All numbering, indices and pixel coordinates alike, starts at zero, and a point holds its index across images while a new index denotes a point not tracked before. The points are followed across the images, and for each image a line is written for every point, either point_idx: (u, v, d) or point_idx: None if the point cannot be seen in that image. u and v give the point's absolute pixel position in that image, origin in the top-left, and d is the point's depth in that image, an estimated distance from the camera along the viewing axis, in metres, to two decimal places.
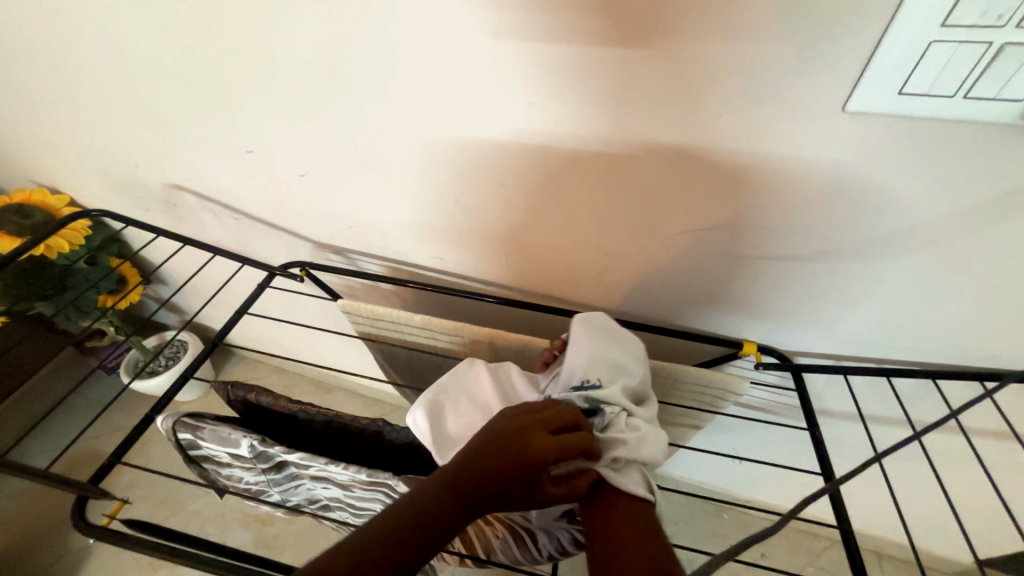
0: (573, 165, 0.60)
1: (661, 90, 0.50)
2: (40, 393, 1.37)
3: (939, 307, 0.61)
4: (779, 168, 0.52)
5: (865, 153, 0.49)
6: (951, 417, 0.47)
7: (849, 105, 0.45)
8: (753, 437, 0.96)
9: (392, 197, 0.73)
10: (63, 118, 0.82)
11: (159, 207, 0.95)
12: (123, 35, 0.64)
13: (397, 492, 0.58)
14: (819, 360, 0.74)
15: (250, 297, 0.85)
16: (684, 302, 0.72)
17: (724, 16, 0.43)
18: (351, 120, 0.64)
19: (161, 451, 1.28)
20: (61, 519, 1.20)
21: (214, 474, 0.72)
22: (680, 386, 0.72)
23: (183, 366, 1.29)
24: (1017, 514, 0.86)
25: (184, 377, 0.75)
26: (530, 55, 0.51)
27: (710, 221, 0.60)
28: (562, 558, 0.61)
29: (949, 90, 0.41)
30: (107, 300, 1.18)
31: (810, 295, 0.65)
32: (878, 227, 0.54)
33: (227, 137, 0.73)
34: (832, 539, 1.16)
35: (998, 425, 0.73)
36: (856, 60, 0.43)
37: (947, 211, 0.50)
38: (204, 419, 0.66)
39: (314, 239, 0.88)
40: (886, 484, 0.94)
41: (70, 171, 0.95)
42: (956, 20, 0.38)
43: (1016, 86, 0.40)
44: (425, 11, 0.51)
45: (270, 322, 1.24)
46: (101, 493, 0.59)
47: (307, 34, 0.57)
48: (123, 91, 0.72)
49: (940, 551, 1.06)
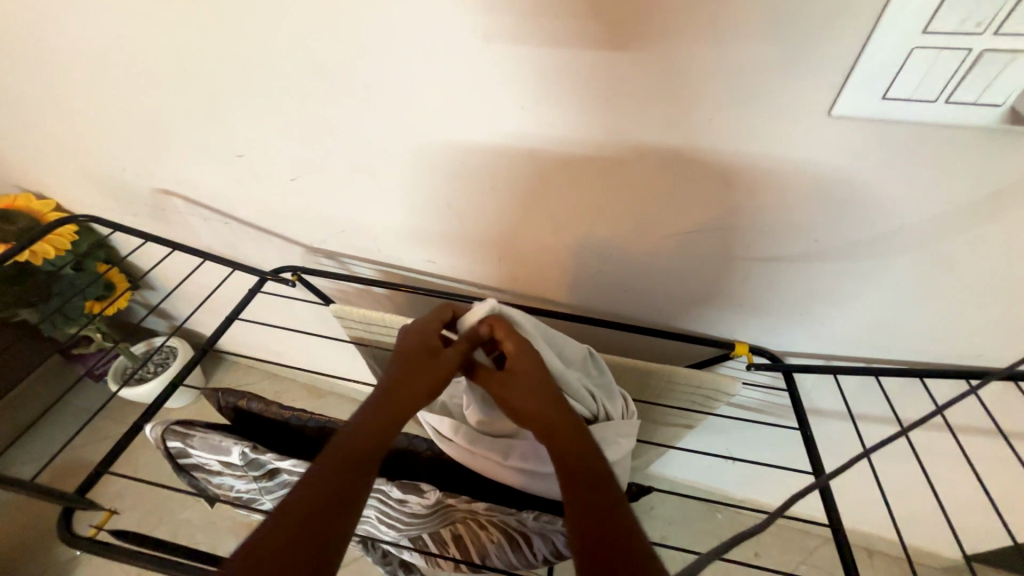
0: (565, 169, 0.60)
1: (650, 93, 0.50)
2: (24, 402, 1.34)
3: (925, 308, 0.62)
4: (767, 170, 0.53)
5: (852, 156, 0.49)
6: (929, 420, 0.45)
7: (834, 110, 0.46)
8: (745, 437, 0.97)
9: (385, 201, 0.73)
10: (48, 123, 0.80)
11: (147, 212, 0.94)
12: (110, 39, 0.63)
13: (392, 497, 0.60)
14: (809, 360, 0.75)
15: (241, 302, 0.83)
16: (678, 303, 0.73)
17: (714, 18, 0.43)
18: (345, 124, 0.64)
19: (150, 459, 1.27)
20: (47, 530, 1.18)
21: (204, 483, 0.71)
22: (673, 386, 0.72)
23: (172, 373, 1.28)
24: (1003, 509, 0.87)
25: (175, 383, 0.74)
26: (521, 58, 0.51)
27: (701, 223, 0.61)
28: (557, 562, 0.62)
29: (932, 94, 0.42)
30: (94, 306, 1.18)
31: (798, 295, 0.66)
32: (865, 229, 0.55)
33: (218, 142, 0.73)
34: (824, 536, 1.17)
35: (985, 422, 0.74)
36: (842, 63, 0.43)
37: (933, 213, 0.51)
38: (194, 426, 0.65)
39: (306, 244, 0.87)
40: (877, 482, 0.95)
41: (55, 176, 0.94)
42: (937, 27, 0.38)
43: (996, 91, 0.41)
44: (417, 17, 0.51)
45: (263, 327, 1.23)
46: (88, 504, 0.58)
47: (297, 38, 0.57)
48: (109, 95, 0.71)
49: (929, 548, 1.07)
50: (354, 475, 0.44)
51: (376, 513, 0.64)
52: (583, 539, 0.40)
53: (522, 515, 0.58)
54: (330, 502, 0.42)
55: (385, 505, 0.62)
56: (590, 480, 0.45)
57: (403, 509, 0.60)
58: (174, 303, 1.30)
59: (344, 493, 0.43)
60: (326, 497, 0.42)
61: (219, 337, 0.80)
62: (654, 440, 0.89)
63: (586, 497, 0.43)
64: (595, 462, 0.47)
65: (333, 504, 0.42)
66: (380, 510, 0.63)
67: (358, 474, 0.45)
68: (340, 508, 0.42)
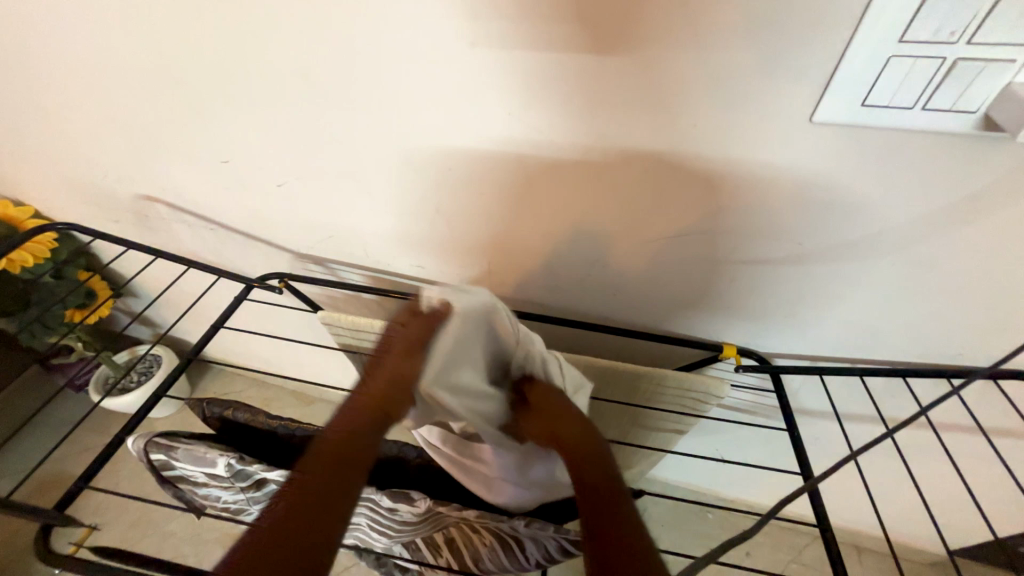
0: (551, 173, 0.60)
1: (635, 97, 0.50)
2: (1, 415, 1.31)
3: (906, 310, 0.63)
4: (751, 174, 0.54)
5: (830, 161, 0.50)
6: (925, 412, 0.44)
7: (815, 116, 0.47)
8: (734, 439, 0.98)
9: (373, 207, 0.73)
10: (25, 127, 0.79)
11: (130, 220, 0.93)
12: (89, 43, 0.62)
13: (383, 506, 0.59)
14: (795, 361, 0.75)
15: (227, 310, 0.80)
16: (664, 306, 0.73)
17: (692, 27, 0.44)
18: (330, 129, 0.64)
19: (134, 471, 1.24)
20: (26, 547, 1.15)
21: (190, 494, 0.70)
22: (663, 391, 0.73)
23: (157, 382, 1.25)
24: (985, 504, 0.89)
25: (159, 393, 0.72)
26: (505, 63, 0.51)
27: (687, 228, 0.61)
28: (550, 566, 0.61)
29: (908, 101, 0.43)
30: (75, 314, 1.15)
31: (783, 298, 0.66)
32: (847, 231, 0.56)
33: (200, 148, 0.72)
34: (813, 536, 1.18)
35: (965, 419, 0.75)
36: (824, 70, 0.44)
37: (910, 216, 0.52)
38: (178, 438, 0.64)
39: (293, 250, 0.87)
40: (863, 479, 0.97)
41: (33, 182, 0.92)
42: (912, 36, 0.39)
43: (969, 99, 0.42)
44: (402, 24, 0.51)
45: (249, 334, 1.21)
46: (67, 520, 0.57)
47: (281, 45, 0.56)
48: (89, 101, 0.70)
49: (915, 543, 1.09)
50: (311, 518, 0.39)
51: (366, 520, 0.63)
52: (591, 549, 0.42)
53: (513, 521, 0.57)
54: (303, 517, 0.39)
55: (375, 513, 0.61)
56: (581, 439, 0.48)
57: (394, 517, 0.60)
58: (159, 310, 1.28)
59: (305, 529, 0.38)
60: (291, 535, 0.37)
61: (204, 346, 0.77)
62: (644, 443, 0.89)
63: (599, 505, 0.44)
64: (575, 426, 0.49)
65: (307, 517, 0.39)
66: (370, 518, 0.62)
67: (317, 513, 0.39)
68: (301, 573, 0.36)
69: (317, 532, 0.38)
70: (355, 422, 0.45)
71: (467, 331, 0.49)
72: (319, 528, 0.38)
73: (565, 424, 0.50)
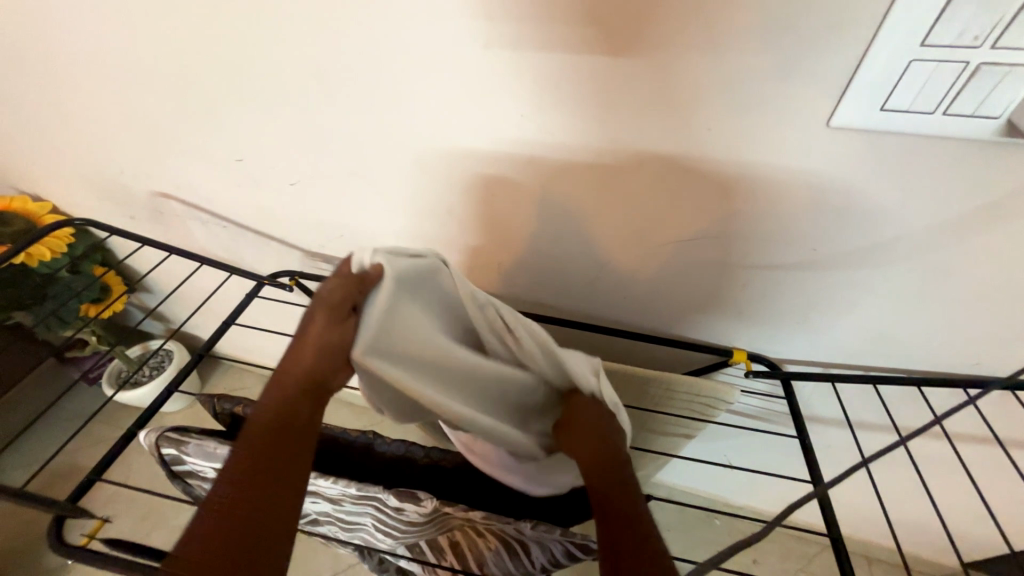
0: (562, 175, 0.60)
1: (648, 99, 0.50)
2: (17, 406, 1.33)
3: (922, 317, 0.62)
4: (765, 178, 0.53)
5: (846, 165, 0.50)
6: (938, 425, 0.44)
7: (832, 120, 0.46)
8: (743, 445, 0.97)
9: (385, 207, 0.73)
10: (45, 124, 0.80)
11: (145, 216, 0.94)
12: (109, 42, 0.63)
13: (389, 505, 0.59)
14: (807, 367, 0.74)
15: (236, 308, 0.80)
16: (674, 309, 0.73)
17: (707, 30, 0.44)
18: (342, 129, 0.64)
19: (145, 464, 1.26)
20: (38, 537, 1.17)
21: (199, 489, 0.70)
22: (672, 395, 0.72)
23: (169, 377, 1.27)
24: (1000, 517, 0.87)
25: (169, 388, 0.73)
26: (518, 64, 0.51)
27: (699, 231, 0.61)
28: (554, 571, 0.61)
29: (929, 106, 0.42)
30: (89, 309, 1.17)
31: (796, 304, 0.66)
32: (862, 237, 0.55)
33: (215, 146, 0.73)
34: (822, 545, 1.17)
35: (982, 430, 0.74)
36: (842, 73, 0.43)
37: (928, 222, 0.52)
38: (188, 433, 0.64)
39: (304, 249, 0.87)
40: (875, 488, 0.95)
41: (52, 178, 0.94)
42: (935, 40, 0.39)
43: (993, 103, 0.41)
44: (416, 25, 0.51)
45: (260, 331, 1.22)
46: (79, 512, 0.58)
47: (296, 45, 0.57)
48: (108, 99, 0.71)
49: (928, 555, 1.07)
50: (264, 487, 0.39)
51: (372, 519, 0.63)
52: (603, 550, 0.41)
53: (519, 524, 0.56)
54: (254, 485, 0.39)
55: (381, 513, 0.61)
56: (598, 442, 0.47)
57: (400, 517, 0.60)
58: (171, 306, 1.30)
59: (259, 498, 0.38)
60: (248, 503, 0.38)
61: (216, 342, 0.78)
62: (651, 447, 0.89)
63: (609, 509, 0.43)
64: (594, 429, 0.48)
65: (258, 487, 0.39)
66: (376, 517, 0.62)
67: (269, 483, 0.39)
68: (263, 539, 0.37)
69: (275, 499, 0.39)
70: (290, 400, 0.43)
71: (400, 297, 0.46)
72: (278, 493, 0.39)
73: (584, 426, 0.49)
